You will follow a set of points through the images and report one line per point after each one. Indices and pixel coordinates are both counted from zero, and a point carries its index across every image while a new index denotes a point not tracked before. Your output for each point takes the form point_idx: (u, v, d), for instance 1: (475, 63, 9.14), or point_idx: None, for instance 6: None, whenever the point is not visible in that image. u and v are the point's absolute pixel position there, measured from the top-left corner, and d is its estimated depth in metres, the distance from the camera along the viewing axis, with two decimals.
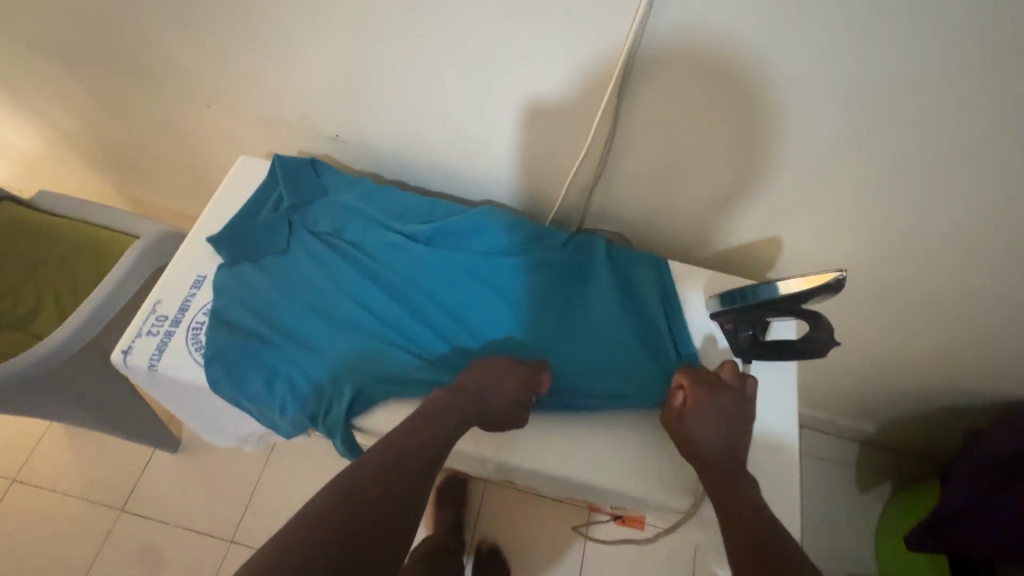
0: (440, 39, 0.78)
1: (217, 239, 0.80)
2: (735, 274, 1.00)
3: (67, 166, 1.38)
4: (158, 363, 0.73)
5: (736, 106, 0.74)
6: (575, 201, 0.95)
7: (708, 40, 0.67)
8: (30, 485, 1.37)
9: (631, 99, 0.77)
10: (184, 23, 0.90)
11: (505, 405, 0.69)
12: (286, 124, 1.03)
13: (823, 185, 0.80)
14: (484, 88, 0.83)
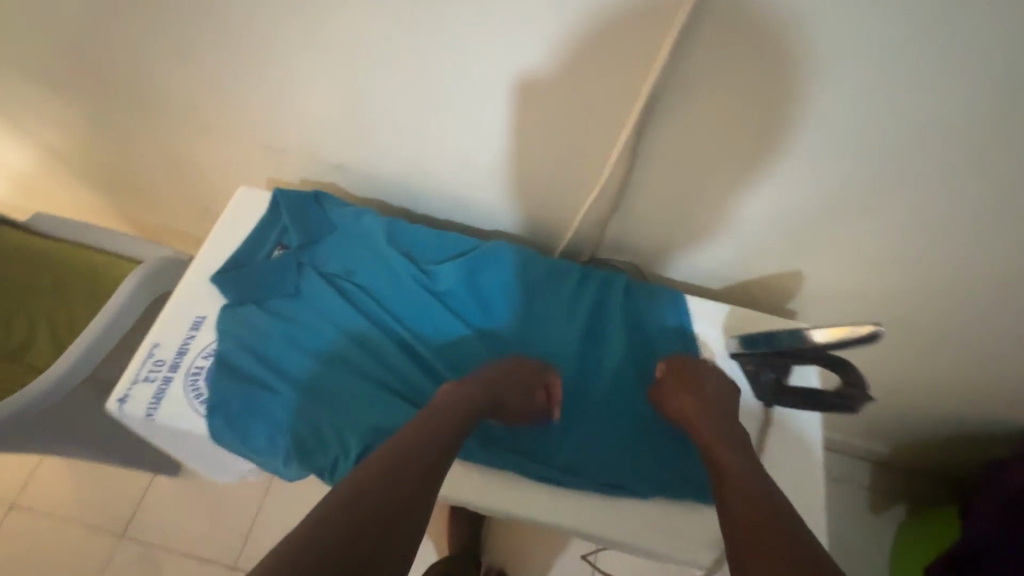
0: (453, 70, 0.75)
1: (220, 277, 0.76)
2: (751, 308, 0.97)
3: (64, 187, 1.35)
4: (156, 413, 0.70)
5: (762, 142, 0.70)
6: (588, 232, 0.92)
7: (735, 78, 0.64)
8: (28, 511, 1.34)
9: (652, 133, 0.73)
10: (185, 50, 0.87)
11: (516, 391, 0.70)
12: (289, 149, 0.99)
13: (849, 221, 0.77)
14: (496, 121, 0.80)
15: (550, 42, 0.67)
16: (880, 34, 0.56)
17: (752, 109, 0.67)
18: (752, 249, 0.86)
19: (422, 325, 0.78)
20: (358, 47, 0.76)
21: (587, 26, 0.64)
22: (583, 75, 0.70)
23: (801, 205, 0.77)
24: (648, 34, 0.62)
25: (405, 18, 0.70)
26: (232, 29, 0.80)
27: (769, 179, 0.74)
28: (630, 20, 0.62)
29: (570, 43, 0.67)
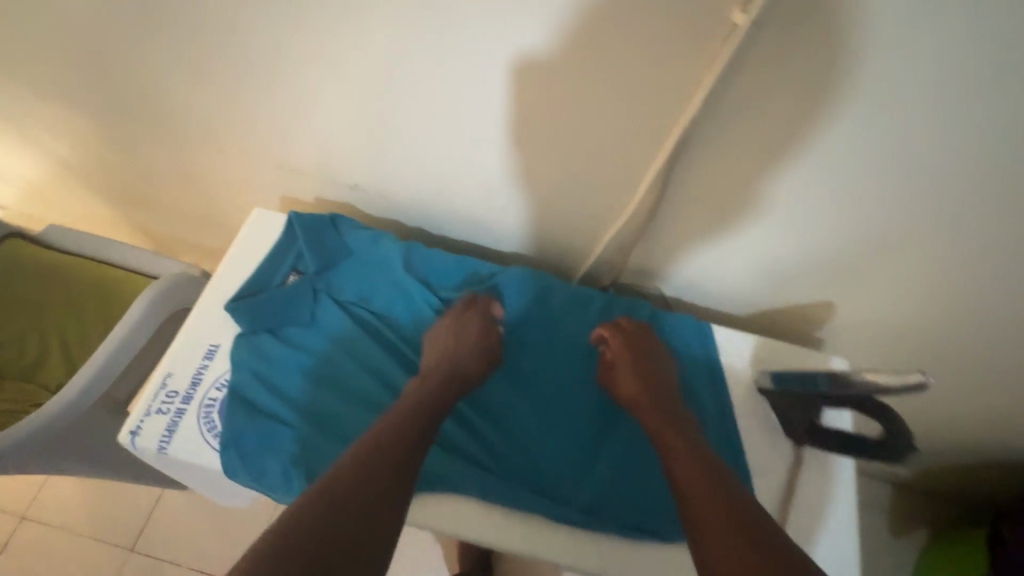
0: (476, 98, 0.72)
1: (234, 305, 0.74)
2: (778, 340, 0.94)
3: (85, 198, 1.35)
4: (168, 447, 0.68)
5: (801, 181, 0.66)
6: (611, 259, 0.89)
7: (776, 117, 0.60)
8: (40, 522, 1.33)
9: (684, 166, 0.70)
10: (201, 69, 0.85)
11: (475, 350, 0.72)
12: (307, 168, 0.97)
13: (892, 261, 0.72)
14: (521, 148, 0.77)
15: (581, 74, 0.64)
16: (945, 78, 0.51)
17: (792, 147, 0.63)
18: (782, 282, 0.83)
19: None
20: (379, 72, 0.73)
21: (622, 59, 0.60)
22: (615, 107, 0.66)
23: (838, 242, 0.73)
24: (687, 68, 0.59)
25: (428, 46, 0.67)
26: (251, 51, 0.78)
27: (807, 217, 0.71)
28: (669, 54, 0.58)
29: (603, 75, 0.63)
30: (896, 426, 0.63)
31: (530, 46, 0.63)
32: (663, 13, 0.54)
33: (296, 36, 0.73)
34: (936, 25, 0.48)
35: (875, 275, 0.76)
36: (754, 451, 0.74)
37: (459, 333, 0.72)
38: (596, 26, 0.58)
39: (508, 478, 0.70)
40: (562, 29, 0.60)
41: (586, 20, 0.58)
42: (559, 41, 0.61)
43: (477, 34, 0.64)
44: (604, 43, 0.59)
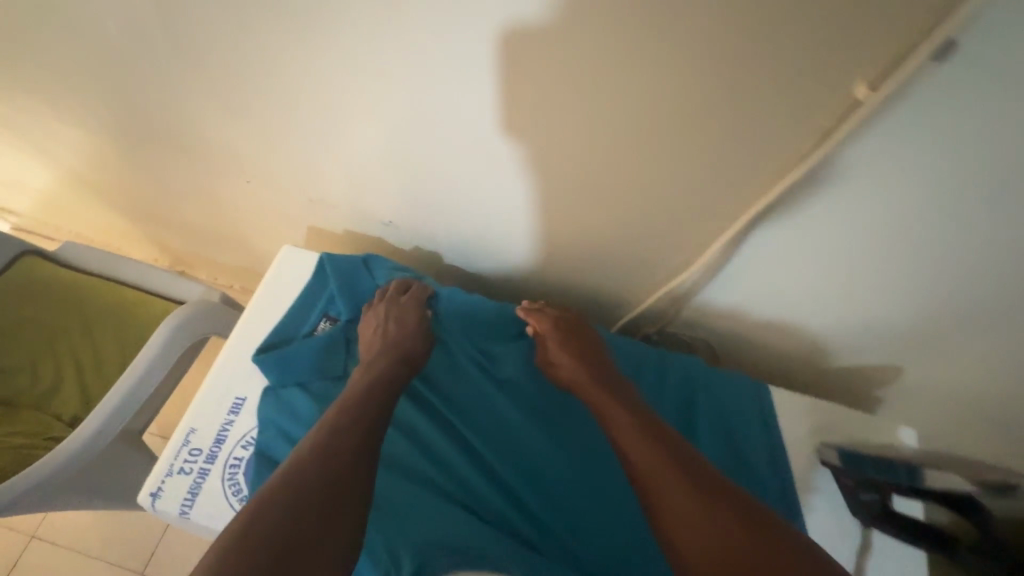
0: (535, 147, 0.67)
1: (264, 355, 0.70)
2: (830, 401, 0.88)
3: (111, 211, 1.33)
4: (190, 511, 0.63)
5: (883, 250, 0.62)
6: (660, 307, 0.84)
7: (873, 186, 0.55)
8: (49, 541, 1.30)
9: (766, 227, 0.65)
10: (231, 102, 0.79)
11: (415, 331, 0.72)
12: (338, 200, 0.93)
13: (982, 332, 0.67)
14: (580, 196, 0.72)
15: (658, 130, 0.58)
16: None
17: (888, 219, 0.58)
18: (844, 344, 0.78)
19: (479, 414, 0.73)
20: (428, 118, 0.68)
21: (707, 119, 0.55)
22: (690, 163, 0.61)
23: (914, 313, 0.68)
24: (783, 132, 0.53)
25: (487, 97, 0.61)
26: (288, 90, 0.72)
27: (882, 284, 0.66)
28: (764, 116, 0.53)
29: (681, 133, 0.58)
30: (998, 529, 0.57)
31: (608, 100, 0.57)
32: (768, 75, 0.49)
33: (341, 83, 0.67)
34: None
35: (953, 347, 0.70)
36: (819, 533, 0.68)
37: (396, 318, 0.73)
38: (683, 85, 0.53)
39: (558, 558, 0.64)
40: (643, 86, 0.54)
41: (673, 79, 0.52)
42: (637, 97, 0.55)
43: (545, 88, 0.58)
44: (691, 102, 0.54)
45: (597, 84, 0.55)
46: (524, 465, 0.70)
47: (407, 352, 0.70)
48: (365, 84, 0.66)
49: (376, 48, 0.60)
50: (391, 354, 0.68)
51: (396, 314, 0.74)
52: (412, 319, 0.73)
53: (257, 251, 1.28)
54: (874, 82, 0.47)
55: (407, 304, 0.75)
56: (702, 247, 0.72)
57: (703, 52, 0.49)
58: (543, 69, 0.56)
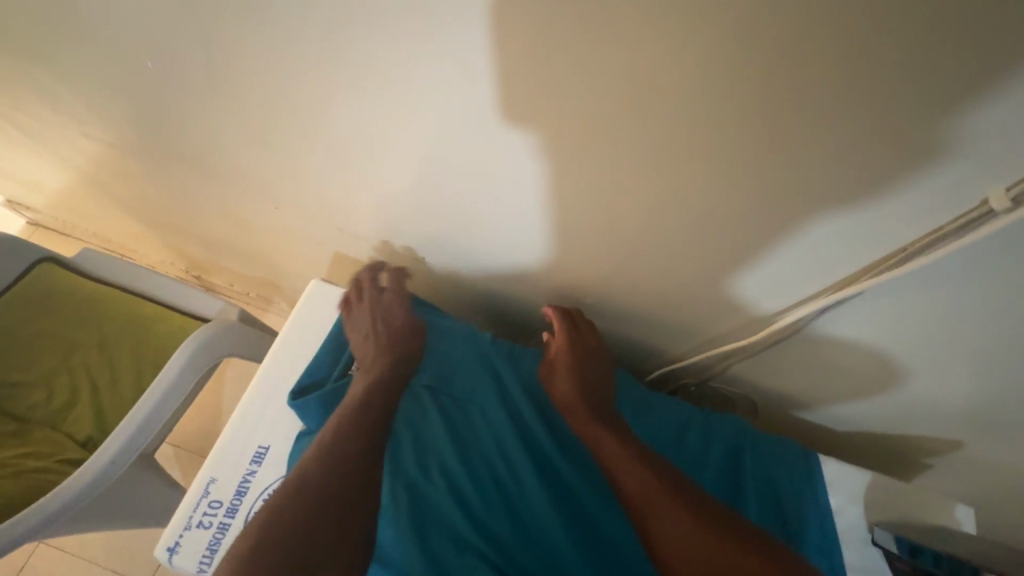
0: (598, 201, 0.62)
1: (294, 402, 0.66)
2: (873, 469, 0.85)
3: (130, 216, 1.30)
4: (208, 570, 0.61)
5: (975, 336, 0.56)
6: (701, 360, 0.81)
7: (984, 280, 0.49)
8: (53, 547, 1.16)
9: (846, 305, 0.60)
10: (264, 128, 0.75)
11: (406, 327, 0.71)
12: (368, 225, 0.89)
13: None
14: (640, 249, 0.68)
15: (740, 200, 0.53)
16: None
17: (994, 320, 0.53)
18: (907, 417, 0.73)
19: (517, 465, 0.67)
20: (485, 163, 0.63)
21: (801, 195, 0.50)
22: (768, 232, 0.56)
23: (993, 403, 0.64)
24: (882, 215, 0.48)
25: (554, 149, 0.56)
26: (326, 123, 0.68)
27: (963, 368, 0.61)
28: (869, 199, 0.47)
29: (766, 205, 0.52)
30: None
31: (691, 168, 0.52)
32: (885, 161, 0.44)
33: (395, 124, 0.62)
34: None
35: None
36: None
37: (379, 314, 0.72)
38: (782, 164, 0.47)
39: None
40: (734, 159, 0.49)
41: (772, 155, 0.47)
42: (725, 167, 0.50)
43: (620, 149, 0.53)
44: (785, 178, 0.48)
45: (674, 150, 0.50)
46: (578, 521, 0.65)
47: (403, 349, 0.70)
48: (422, 127, 0.61)
49: (438, 96, 0.55)
50: (388, 353, 0.68)
51: (383, 311, 0.72)
52: (401, 316, 0.72)
53: (278, 264, 1.24)
54: (1014, 192, 0.41)
55: (390, 299, 0.74)
56: (771, 308, 0.67)
57: (816, 133, 0.43)
58: (622, 131, 0.50)
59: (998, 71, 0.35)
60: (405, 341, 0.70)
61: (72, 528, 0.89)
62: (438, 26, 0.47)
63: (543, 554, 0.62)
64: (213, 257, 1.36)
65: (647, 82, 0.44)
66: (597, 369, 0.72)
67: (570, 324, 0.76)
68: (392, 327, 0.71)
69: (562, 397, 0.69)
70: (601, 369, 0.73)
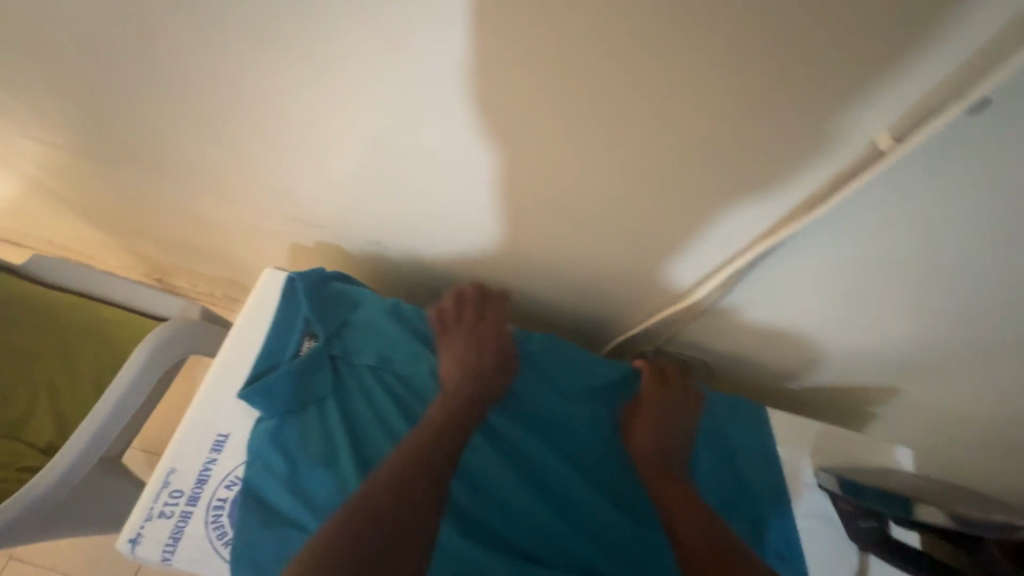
0: (541, 176, 0.63)
1: (248, 389, 0.67)
2: (826, 421, 0.89)
3: (83, 221, 1.27)
4: (173, 557, 0.61)
5: (888, 281, 0.60)
6: (656, 327, 0.83)
7: (888, 226, 0.52)
8: (25, 561, 1.13)
9: (773, 260, 0.63)
10: (203, 119, 0.74)
11: (496, 368, 0.71)
12: (321, 214, 0.89)
13: (976, 364, 0.66)
14: (587, 222, 0.69)
15: (674, 165, 0.55)
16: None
17: (910, 266, 0.56)
18: (846, 367, 0.77)
19: (474, 441, 0.69)
20: (429, 143, 0.63)
21: (727, 156, 0.51)
22: (702, 197, 0.58)
23: (921, 347, 0.68)
24: (795, 171, 0.51)
25: (493, 125, 0.57)
26: (262, 111, 0.68)
27: (886, 313, 0.65)
28: (787, 159, 0.49)
29: (696, 169, 0.54)
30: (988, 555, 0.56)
31: (624, 136, 0.53)
32: (795, 121, 0.46)
33: (329, 106, 0.63)
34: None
35: (963, 387, 0.71)
36: (815, 560, 0.67)
37: (471, 347, 0.72)
38: (706, 126, 0.49)
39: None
40: (663, 125, 0.50)
41: (697, 119, 0.48)
42: (655, 133, 0.51)
43: (549, 120, 0.54)
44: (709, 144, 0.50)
45: (597, 119, 0.52)
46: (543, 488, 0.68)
47: (484, 388, 0.69)
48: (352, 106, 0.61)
49: (373, 75, 0.55)
50: (471, 389, 0.68)
51: (475, 343, 0.72)
52: (491, 355, 0.71)
53: (239, 261, 1.23)
54: (898, 131, 0.43)
55: (475, 331, 0.74)
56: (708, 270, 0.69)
57: (731, 95, 0.45)
58: (556, 104, 0.51)
59: (882, 19, 0.36)
60: (491, 380, 0.70)
61: (39, 535, 0.87)
62: (368, 2, 0.47)
63: (525, 527, 0.65)
64: (173, 258, 1.33)
65: (577, 49, 0.45)
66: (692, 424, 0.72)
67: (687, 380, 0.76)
68: (480, 360, 0.71)
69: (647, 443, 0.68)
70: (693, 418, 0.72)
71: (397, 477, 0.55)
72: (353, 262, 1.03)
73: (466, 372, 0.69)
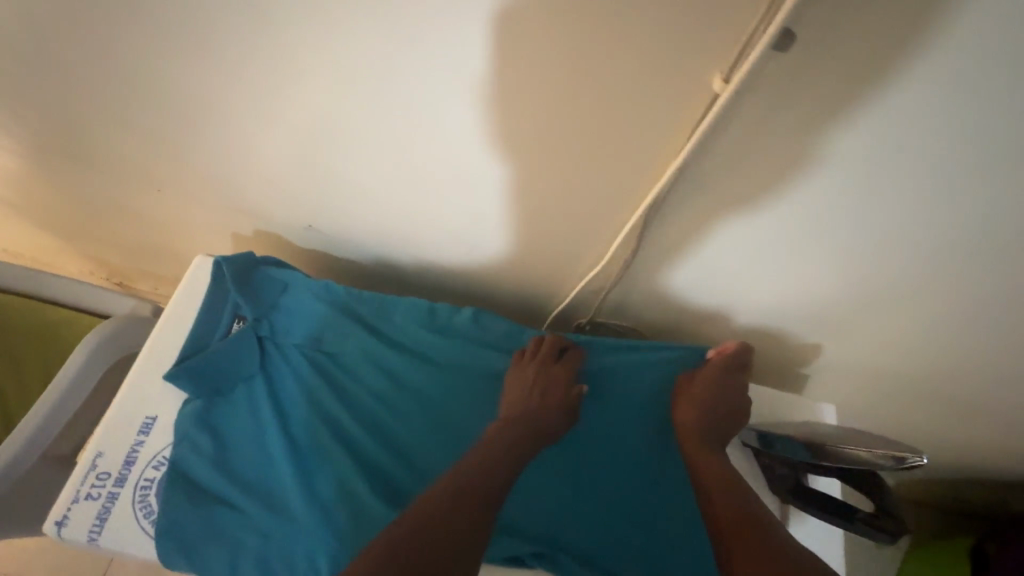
0: (448, 142, 0.65)
1: (174, 370, 0.68)
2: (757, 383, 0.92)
3: (33, 227, 1.27)
4: (99, 538, 0.61)
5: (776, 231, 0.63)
6: (585, 297, 0.85)
7: (757, 172, 0.56)
8: None
9: (672, 219, 0.65)
10: (126, 108, 0.76)
11: (562, 410, 0.68)
12: (254, 203, 0.90)
13: (868, 304, 0.70)
14: (497, 193, 0.71)
15: (561, 121, 0.57)
16: (966, 142, 0.47)
17: (789, 210, 0.59)
18: (764, 322, 0.80)
19: (401, 413, 0.72)
20: (338, 116, 0.66)
21: (604, 109, 0.54)
22: (592, 156, 0.61)
23: (821, 295, 0.71)
24: (666, 119, 0.54)
25: (394, 88, 0.60)
26: (180, 93, 0.70)
27: (782, 265, 0.68)
28: (653, 108, 0.53)
29: (580, 126, 0.57)
30: (877, 484, 0.61)
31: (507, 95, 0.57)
32: (651, 67, 0.49)
33: (238, 82, 0.66)
34: (967, 96, 0.44)
35: (865, 324, 0.74)
36: None
37: (539, 386, 0.69)
38: (575, 78, 0.52)
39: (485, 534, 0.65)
40: (540, 79, 0.53)
41: (566, 70, 0.52)
42: (535, 89, 0.55)
43: (439, 79, 0.57)
44: (582, 96, 0.54)
45: (480, 76, 0.56)
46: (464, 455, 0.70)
47: (543, 427, 0.66)
48: (259, 80, 0.64)
49: (270, 41, 0.59)
50: (527, 426, 0.65)
51: (545, 381, 0.70)
52: (557, 395, 0.69)
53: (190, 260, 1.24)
54: (726, 72, 0.47)
55: (552, 368, 0.71)
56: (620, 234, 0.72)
57: (587, 42, 0.49)
58: (441, 60, 0.55)
59: None
60: (554, 419, 0.67)
61: None
62: None
63: None
64: (126, 261, 1.34)
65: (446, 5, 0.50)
66: (735, 412, 0.69)
67: (737, 363, 0.72)
68: (548, 398, 0.69)
69: (688, 429, 0.67)
70: (736, 411, 0.69)
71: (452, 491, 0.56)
72: (295, 253, 1.04)
73: (525, 415, 0.67)
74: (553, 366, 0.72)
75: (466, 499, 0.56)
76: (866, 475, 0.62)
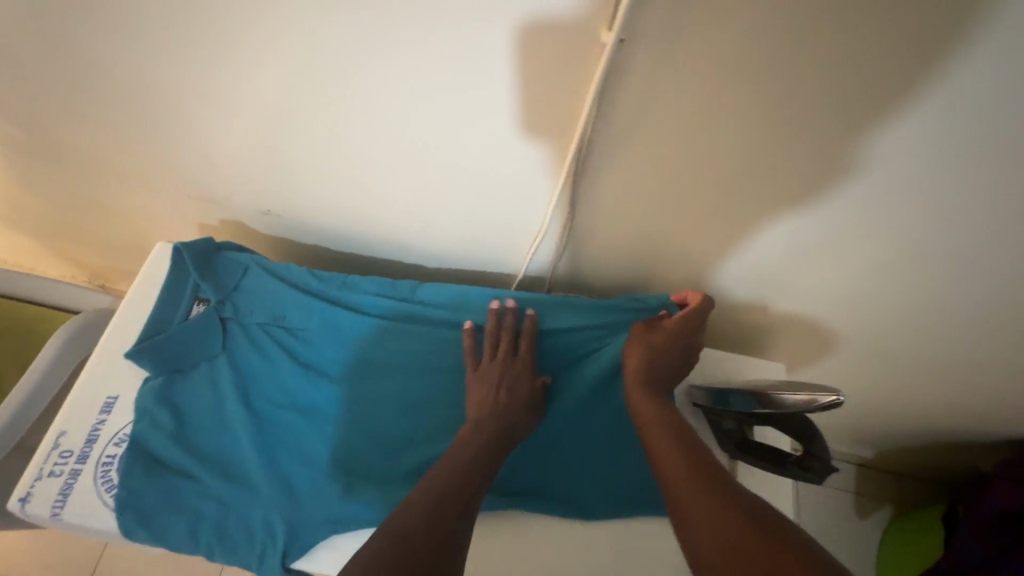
0: (382, 117, 0.67)
1: (134, 350, 0.70)
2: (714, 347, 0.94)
3: (13, 232, 1.30)
4: (62, 512, 0.63)
5: (703, 189, 0.65)
6: (539, 269, 0.87)
7: (671, 129, 0.58)
8: None
9: (604, 182, 0.67)
10: (77, 100, 0.78)
11: (529, 406, 0.68)
12: (214, 192, 0.93)
13: (804, 259, 0.72)
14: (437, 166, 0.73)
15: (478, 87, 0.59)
16: (837, 77, 0.49)
17: (707, 165, 0.61)
18: (711, 284, 0.82)
19: (358, 387, 0.74)
20: (270, 93, 0.68)
21: (516, 73, 0.56)
22: (515, 123, 0.62)
23: (759, 252, 0.73)
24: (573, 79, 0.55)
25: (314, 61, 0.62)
26: (121, 79, 0.72)
27: (715, 224, 0.70)
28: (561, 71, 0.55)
29: (495, 91, 0.59)
30: (806, 428, 0.63)
31: (422, 62, 0.58)
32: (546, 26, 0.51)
33: (168, 63, 0.68)
34: (826, 29, 0.45)
35: (808, 281, 0.76)
36: None
37: (502, 385, 0.69)
38: (480, 42, 0.54)
39: None
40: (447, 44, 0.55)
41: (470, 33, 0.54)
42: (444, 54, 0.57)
43: (348, 48, 0.59)
44: (491, 60, 0.56)
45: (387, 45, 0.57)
46: (417, 422, 0.71)
47: (514, 425, 0.66)
48: (184, 58, 0.66)
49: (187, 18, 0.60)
50: (496, 425, 0.65)
51: (509, 378, 0.70)
52: (524, 393, 0.69)
53: None
54: (609, 24, 0.49)
55: (516, 365, 0.71)
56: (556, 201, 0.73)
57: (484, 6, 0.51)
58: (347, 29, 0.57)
59: None
60: (520, 417, 0.67)
61: None
62: None
63: (398, 458, 0.69)
64: (106, 262, 1.36)
65: None
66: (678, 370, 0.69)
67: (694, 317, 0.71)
68: (514, 396, 0.69)
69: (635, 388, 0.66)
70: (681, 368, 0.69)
71: (453, 480, 0.57)
72: (262, 242, 1.06)
73: (494, 413, 0.66)
74: (514, 363, 0.72)
75: (450, 482, 0.56)
76: (796, 420, 0.64)
